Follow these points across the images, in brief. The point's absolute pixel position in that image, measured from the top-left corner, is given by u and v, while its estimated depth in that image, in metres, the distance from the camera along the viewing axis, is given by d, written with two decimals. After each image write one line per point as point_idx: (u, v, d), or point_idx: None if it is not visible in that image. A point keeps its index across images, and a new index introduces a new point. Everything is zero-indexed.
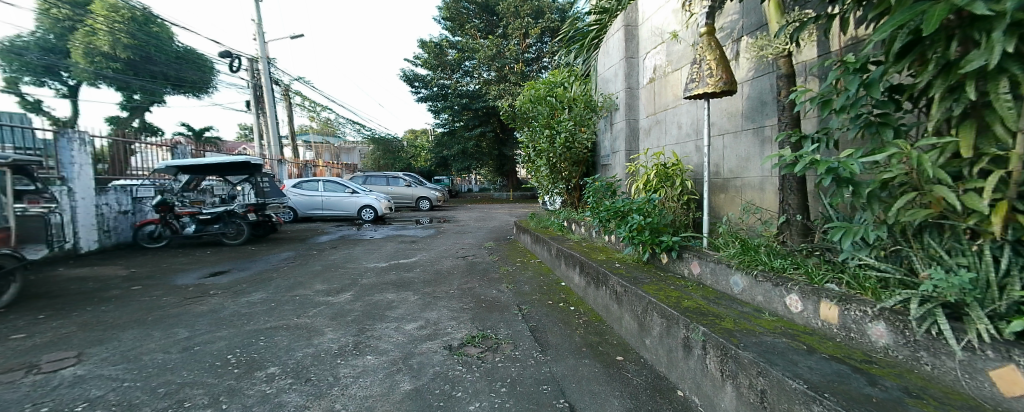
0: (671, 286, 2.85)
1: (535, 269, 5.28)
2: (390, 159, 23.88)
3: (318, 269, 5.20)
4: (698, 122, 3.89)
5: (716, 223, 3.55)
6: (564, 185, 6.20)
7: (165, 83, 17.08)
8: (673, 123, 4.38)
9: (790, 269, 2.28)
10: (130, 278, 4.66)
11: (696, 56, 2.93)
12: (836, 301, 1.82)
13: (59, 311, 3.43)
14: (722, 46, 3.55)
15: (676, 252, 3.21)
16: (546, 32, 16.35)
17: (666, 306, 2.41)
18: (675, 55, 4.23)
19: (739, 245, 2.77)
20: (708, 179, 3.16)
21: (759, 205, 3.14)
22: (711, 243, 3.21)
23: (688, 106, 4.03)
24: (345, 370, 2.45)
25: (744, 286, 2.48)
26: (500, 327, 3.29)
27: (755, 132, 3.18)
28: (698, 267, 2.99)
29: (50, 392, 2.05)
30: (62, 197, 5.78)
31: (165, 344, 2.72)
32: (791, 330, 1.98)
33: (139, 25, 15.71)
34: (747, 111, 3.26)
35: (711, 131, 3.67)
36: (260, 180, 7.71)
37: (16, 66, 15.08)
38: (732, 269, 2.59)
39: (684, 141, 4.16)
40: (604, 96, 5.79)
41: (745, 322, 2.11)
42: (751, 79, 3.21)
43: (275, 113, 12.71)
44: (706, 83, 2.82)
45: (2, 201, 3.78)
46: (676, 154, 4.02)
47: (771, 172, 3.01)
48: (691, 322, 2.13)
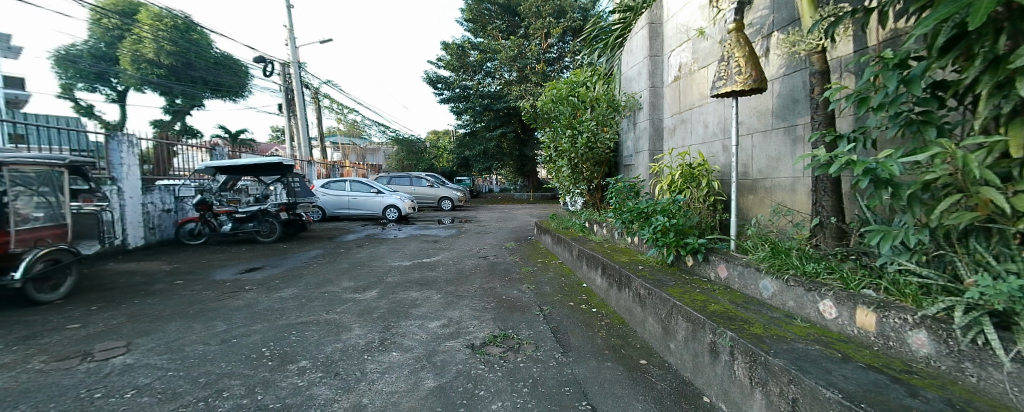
0: (697, 290, 2.78)
1: (556, 269, 5.25)
2: (413, 160, 24.32)
3: (345, 266, 5.35)
4: (725, 121, 3.77)
5: (744, 225, 3.44)
6: (586, 186, 6.15)
7: (203, 87, 17.99)
8: (698, 122, 4.27)
9: (823, 273, 2.17)
10: (172, 273, 4.93)
11: (724, 53, 2.84)
12: (873, 308, 1.73)
13: (110, 302, 3.66)
14: (751, 42, 3.44)
15: (702, 255, 3.13)
16: (568, 32, 16.26)
17: (691, 309, 2.35)
18: (701, 53, 4.12)
19: (768, 248, 2.67)
20: (736, 180, 3.06)
21: (790, 207, 3.03)
22: (738, 246, 3.10)
23: (715, 104, 3.92)
24: (372, 365, 2.50)
25: (774, 291, 2.39)
26: (522, 327, 3.30)
27: (786, 131, 3.06)
28: (725, 270, 2.90)
29: (102, 379, 2.18)
30: (112, 196, 6.15)
31: (205, 336, 2.85)
32: (825, 337, 1.89)
33: (181, 34, 16.59)
34: (778, 109, 3.14)
35: (739, 131, 3.56)
36: (291, 181, 7.99)
37: (71, 74, 16.24)
38: (761, 273, 2.50)
39: (710, 140, 4.06)
40: (627, 95, 5.70)
41: (776, 328, 2.03)
42: (782, 76, 3.09)
43: (304, 116, 13.16)
44: (734, 81, 2.73)
45: (59, 199, 4.06)
46: (702, 154, 3.92)
47: (803, 173, 2.89)
48: (718, 326, 2.07)
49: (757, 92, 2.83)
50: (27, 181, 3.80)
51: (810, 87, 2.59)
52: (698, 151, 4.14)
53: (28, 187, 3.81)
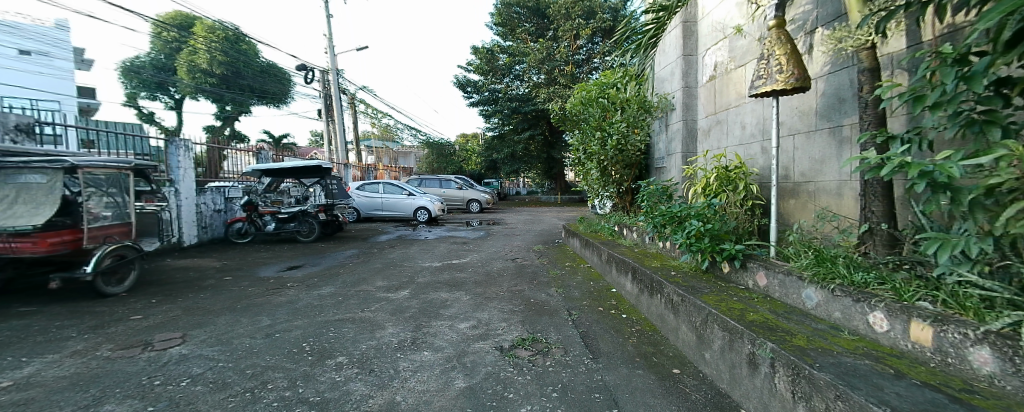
0: (734, 298, 2.66)
1: (584, 273, 5.19)
2: (443, 163, 24.80)
3: (378, 266, 5.51)
4: (765, 122, 3.61)
5: (786, 231, 3.27)
6: (616, 189, 6.05)
7: (250, 94, 19.11)
8: (735, 123, 4.11)
9: (874, 283, 2.04)
10: (222, 270, 5.25)
11: (763, 51, 2.71)
12: (929, 321, 1.60)
13: (167, 296, 3.94)
14: (793, 39, 3.27)
15: (740, 261, 3.00)
16: (598, 33, 16.10)
17: (728, 318, 2.25)
18: (738, 52, 3.96)
19: (812, 255, 2.53)
20: (777, 184, 2.91)
21: (836, 212, 2.85)
22: (778, 252, 2.95)
23: (753, 104, 3.76)
24: (404, 364, 2.56)
25: (819, 300, 2.25)
26: (550, 331, 3.27)
27: (831, 132, 2.89)
28: (765, 278, 2.76)
29: (161, 367, 2.35)
30: (171, 197, 6.63)
31: (250, 330, 3.01)
32: (875, 352, 1.77)
33: (231, 44, 17.71)
34: (822, 109, 2.97)
35: (780, 132, 3.39)
36: (329, 183, 8.34)
37: (135, 84, 17.71)
38: (805, 282, 2.37)
39: (748, 142, 3.89)
40: (659, 96, 5.58)
41: (821, 340, 1.91)
42: (827, 74, 2.92)
43: (341, 120, 13.70)
44: (774, 80, 2.59)
45: (123, 200, 4.44)
46: (739, 156, 3.77)
47: (851, 176, 2.72)
48: (757, 337, 1.97)
49: (801, 92, 2.68)
50: (98, 182, 4.15)
51: (858, 86, 2.43)
52: (734, 153, 3.98)
53: (99, 188, 4.16)
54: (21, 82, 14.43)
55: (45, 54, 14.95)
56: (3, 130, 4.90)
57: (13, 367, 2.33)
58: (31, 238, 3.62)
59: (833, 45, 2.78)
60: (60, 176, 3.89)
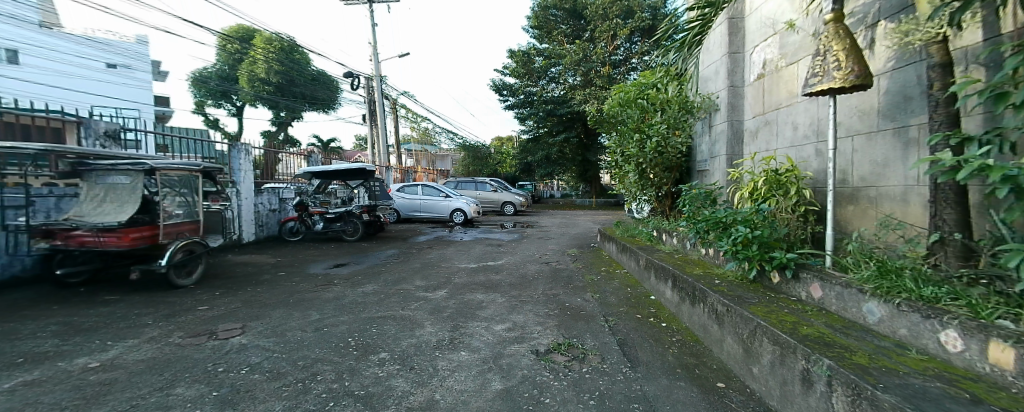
0: (785, 310, 2.50)
1: (621, 279, 5.06)
2: (478, 165, 25.22)
3: (417, 266, 5.66)
4: (819, 122, 3.37)
5: (844, 240, 3.02)
6: (654, 193, 5.87)
7: (303, 101, 20.26)
8: (786, 124, 3.87)
9: (946, 299, 1.85)
10: (276, 265, 5.61)
11: (819, 47, 2.53)
12: (1010, 342, 1.42)
13: (228, 289, 4.26)
14: (852, 34, 3.02)
15: (792, 271, 2.80)
16: (636, 32, 15.72)
17: (779, 331, 2.12)
18: (790, 48, 3.73)
19: (874, 265, 2.32)
20: (833, 188, 2.71)
21: (901, 220, 2.61)
22: (836, 262, 2.74)
23: (807, 103, 3.52)
24: (442, 363, 2.61)
25: (882, 316, 2.06)
26: (586, 337, 3.22)
27: (895, 132, 2.65)
28: (820, 290, 2.57)
29: (223, 355, 2.53)
30: (233, 197, 7.18)
31: (301, 323, 3.19)
32: (948, 374, 1.59)
33: (286, 54, 18.96)
34: (885, 108, 2.73)
35: (837, 132, 3.15)
36: (372, 184, 8.70)
37: (204, 92, 19.41)
38: (865, 295, 2.18)
39: (801, 144, 3.65)
40: (702, 96, 5.36)
41: (886, 359, 1.75)
42: (891, 70, 2.67)
43: (384, 124, 14.26)
44: (831, 77, 2.41)
45: (194, 199, 4.82)
46: (791, 159, 3.54)
47: (918, 180, 2.48)
48: (812, 353, 1.84)
49: (862, 90, 2.47)
50: (172, 183, 4.53)
51: (928, 82, 2.21)
52: (785, 155, 3.75)
53: (172, 189, 4.55)
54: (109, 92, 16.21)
55: (128, 66, 16.72)
56: (95, 136, 5.45)
57: (100, 349, 2.60)
58: (115, 233, 3.98)
59: (900, 39, 2.54)
60: (141, 178, 4.30)
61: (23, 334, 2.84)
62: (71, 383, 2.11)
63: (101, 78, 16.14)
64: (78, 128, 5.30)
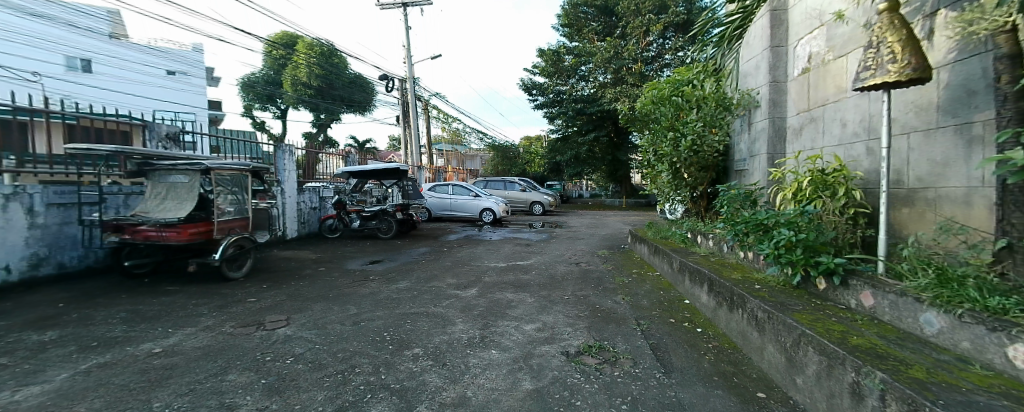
0: (832, 318, 2.35)
1: (653, 282, 4.94)
2: (507, 165, 25.35)
3: (448, 264, 5.75)
4: (871, 119, 3.15)
5: (897, 245, 2.81)
6: (689, 193, 5.70)
7: (341, 104, 21.10)
8: (833, 121, 3.64)
9: (1016, 311, 1.68)
10: (317, 261, 5.87)
11: (871, 39, 2.35)
12: None
13: (274, 282, 4.50)
14: (908, 24, 2.79)
15: (839, 278, 2.63)
16: (670, 27, 15.25)
17: (825, 340, 2.00)
18: (839, 40, 3.50)
19: (932, 272, 2.14)
20: (885, 189, 2.52)
21: (964, 224, 2.39)
22: (889, 268, 2.55)
23: (857, 99, 3.29)
24: (474, 360, 2.64)
25: (942, 327, 1.90)
26: (618, 340, 3.16)
27: (957, 129, 2.43)
28: (872, 298, 2.39)
29: (271, 345, 2.67)
30: (279, 195, 7.58)
31: (341, 317, 3.32)
32: (1018, 392, 1.44)
33: (325, 59, 19.77)
34: (945, 103, 2.50)
35: (891, 130, 2.93)
36: (405, 183, 8.94)
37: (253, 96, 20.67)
38: (922, 304, 2.02)
39: (850, 142, 3.42)
40: (741, 92, 5.12)
41: (946, 374, 1.61)
42: (952, 62, 2.44)
43: (417, 125, 14.61)
44: (885, 71, 2.21)
45: (243, 197, 5.10)
46: (838, 157, 3.32)
47: (983, 180, 2.27)
48: (863, 365, 1.72)
49: (920, 84, 2.26)
50: (224, 182, 4.82)
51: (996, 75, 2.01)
52: (832, 154, 3.52)
53: (225, 187, 4.84)
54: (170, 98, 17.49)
55: (186, 74, 18.09)
56: (158, 139, 5.96)
57: (163, 336, 2.81)
58: (175, 228, 4.29)
59: (963, 29, 2.32)
60: (198, 177, 4.61)
61: (97, 320, 3.11)
62: (138, 366, 2.29)
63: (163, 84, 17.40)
64: (144, 130, 5.75)
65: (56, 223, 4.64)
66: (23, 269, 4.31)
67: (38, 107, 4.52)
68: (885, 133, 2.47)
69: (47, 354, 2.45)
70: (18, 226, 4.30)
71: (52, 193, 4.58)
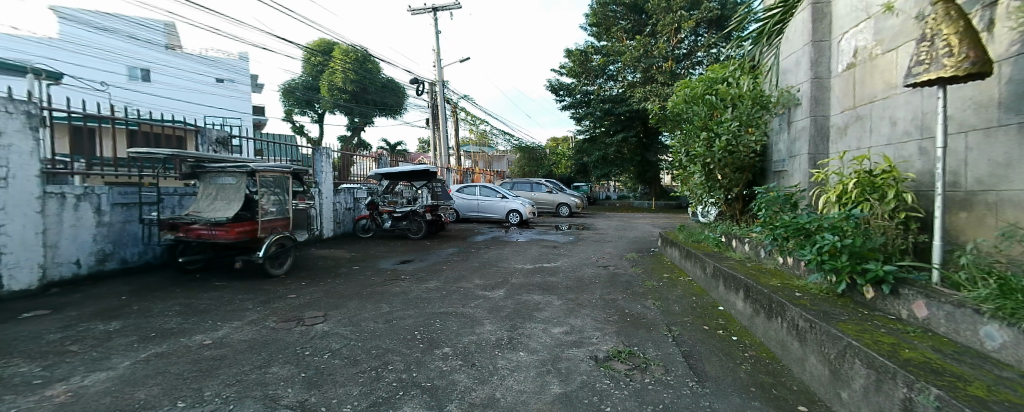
0: (881, 330, 2.20)
1: (685, 287, 4.79)
2: (533, 167, 25.35)
3: (476, 265, 5.81)
4: (924, 117, 2.92)
5: (952, 251, 2.60)
6: (724, 195, 5.51)
7: (373, 107, 21.79)
8: (881, 119, 3.40)
9: None
10: (350, 260, 6.07)
11: (924, 31, 2.17)
12: None
13: (312, 280, 4.68)
14: (965, 15, 2.57)
15: (889, 286, 2.46)
16: (703, 23, 14.78)
17: (873, 353, 1.87)
18: (887, 34, 3.28)
19: (994, 282, 1.95)
20: (941, 192, 2.32)
21: None
22: (945, 277, 2.36)
23: (908, 95, 3.06)
24: (502, 361, 2.65)
25: (1006, 342, 1.73)
26: (648, 346, 3.09)
27: (1022, 127, 2.21)
28: (926, 309, 2.22)
29: (310, 340, 2.79)
30: (316, 196, 7.89)
31: (373, 315, 3.42)
32: None
33: (360, 65, 20.33)
34: (1008, 99, 2.28)
35: (945, 129, 2.70)
36: (434, 185, 9.16)
37: (292, 101, 21.69)
38: (983, 317, 1.85)
39: (900, 141, 3.19)
40: (780, 90, 4.86)
41: (1010, 392, 1.46)
42: (1015, 55, 2.23)
43: (446, 127, 14.86)
44: (941, 66, 2.04)
45: (285, 198, 5.34)
46: (887, 158, 3.10)
47: None
48: (916, 380, 1.59)
49: (981, 78, 2.07)
50: (268, 184, 5.09)
51: None
52: (880, 154, 3.30)
53: (269, 189, 5.10)
54: (219, 103, 18.53)
55: (233, 81, 18.90)
56: (209, 143, 6.35)
57: (211, 328, 2.98)
58: (224, 227, 4.56)
59: None
60: (245, 179, 4.87)
61: (154, 312, 3.35)
62: (191, 357, 2.45)
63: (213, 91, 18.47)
64: (196, 135, 6.16)
65: (120, 222, 5.02)
66: (91, 263, 4.70)
67: (106, 115, 4.88)
68: (941, 131, 2.28)
69: (111, 343, 2.65)
70: (88, 223, 4.68)
71: (117, 193, 4.96)
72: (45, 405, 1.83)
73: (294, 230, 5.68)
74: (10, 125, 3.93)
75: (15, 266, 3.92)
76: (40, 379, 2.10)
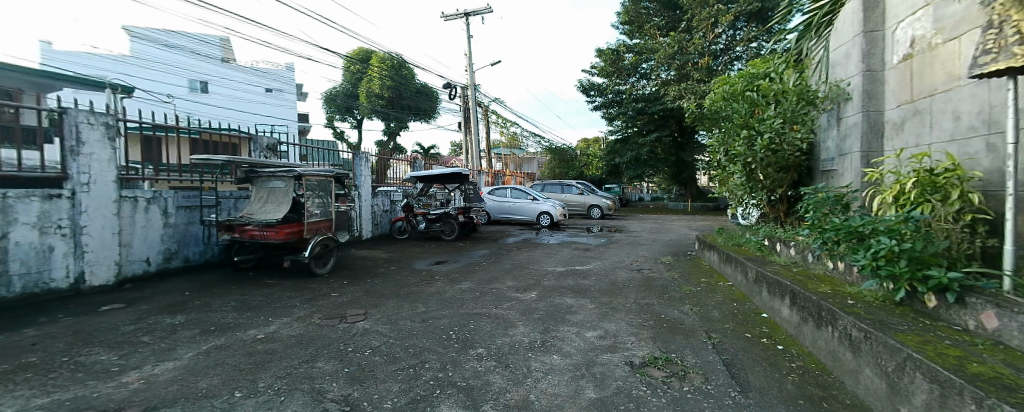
0: (946, 341, 2.01)
1: (724, 293, 4.59)
2: (564, 168, 25.18)
3: (508, 267, 5.84)
4: (993, 110, 2.66)
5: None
6: (766, 196, 5.24)
7: (408, 112, 22.44)
8: (942, 113, 3.12)
9: None
10: (387, 260, 6.26)
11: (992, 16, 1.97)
12: None
13: (352, 279, 4.88)
14: None
15: (954, 294, 2.24)
16: (742, 16, 14.16)
17: (935, 366, 1.72)
18: (950, 20, 3.00)
19: None
20: (1014, 193, 2.09)
21: None
22: (1021, 285, 2.13)
23: (975, 87, 2.79)
24: (536, 364, 2.64)
25: None
26: (686, 353, 2.98)
27: None
28: (997, 319, 2.02)
29: (351, 337, 2.91)
30: (356, 198, 8.22)
31: (410, 314, 3.51)
32: None
33: (396, 71, 21.11)
34: None
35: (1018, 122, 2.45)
36: (466, 187, 9.35)
37: (333, 108, 22.74)
38: None
39: (965, 137, 2.91)
40: (829, 84, 4.56)
41: None
42: None
43: (477, 130, 15.03)
44: (1010, 54, 1.82)
45: (328, 201, 5.59)
46: (950, 155, 2.84)
47: None
48: (985, 396, 1.44)
49: None
50: (313, 187, 5.35)
51: None
52: (942, 151, 3.03)
53: (314, 192, 5.36)
54: (268, 111, 19.68)
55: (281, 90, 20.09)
56: (260, 149, 6.76)
57: (264, 323, 3.18)
58: (274, 229, 4.84)
59: None
60: (292, 183, 5.15)
61: (213, 307, 3.60)
62: (246, 349, 2.62)
63: (262, 100, 19.68)
64: (250, 143, 6.59)
65: (184, 223, 5.44)
66: (159, 260, 5.12)
67: (171, 125, 5.30)
68: (1012, 125, 2.05)
69: (177, 335, 2.88)
70: (157, 224, 5.10)
71: (181, 197, 5.39)
72: (122, 390, 2.02)
73: (337, 231, 5.93)
74: (92, 136, 4.37)
75: (96, 263, 4.36)
76: (117, 367, 2.31)
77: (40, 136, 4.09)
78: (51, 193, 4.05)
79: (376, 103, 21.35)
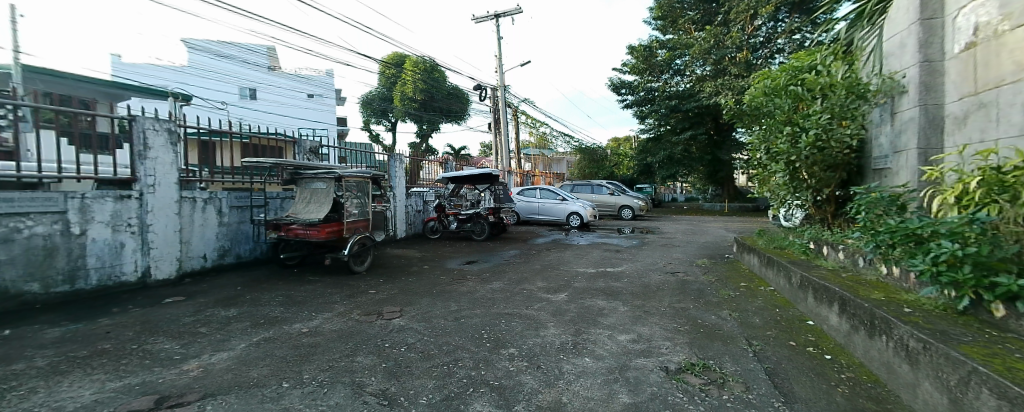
0: (1019, 355, 1.82)
1: (766, 298, 4.37)
2: (594, 168, 24.85)
3: (538, 267, 5.82)
4: None
5: None
6: (812, 196, 4.95)
7: (439, 114, 22.87)
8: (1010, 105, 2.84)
9: None
10: (419, 259, 6.41)
11: None
12: None
13: (387, 277, 5.03)
14: None
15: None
16: (784, 7, 13.46)
17: (1002, 380, 1.56)
18: (1018, 4, 2.73)
19: None
20: None
21: None
22: None
23: None
24: (568, 366, 2.62)
25: None
26: (725, 360, 2.87)
27: None
28: None
29: (388, 333, 3.00)
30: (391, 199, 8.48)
31: (443, 312, 3.58)
32: None
33: (429, 73, 21.59)
34: None
35: None
36: (496, 188, 9.43)
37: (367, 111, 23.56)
38: None
39: None
40: (882, 77, 4.23)
41: None
42: None
43: (507, 131, 15.10)
44: None
45: (365, 201, 5.79)
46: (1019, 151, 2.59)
47: None
48: None
49: None
50: (351, 188, 5.56)
51: None
52: (1011, 148, 2.75)
53: (352, 192, 5.57)
54: (308, 116, 20.40)
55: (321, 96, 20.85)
56: (303, 152, 7.09)
57: (307, 318, 3.33)
58: (315, 227, 5.04)
59: None
60: (333, 184, 5.38)
61: (262, 301, 3.83)
62: (292, 342, 2.76)
63: (303, 105, 20.50)
64: (294, 146, 6.93)
65: (236, 222, 5.79)
66: (215, 257, 5.49)
67: (224, 130, 5.64)
68: None
69: (230, 327, 3.07)
70: (213, 223, 5.46)
71: (234, 197, 5.74)
72: (184, 377, 2.18)
73: (374, 230, 6.14)
74: (156, 141, 4.73)
75: (159, 258, 4.73)
76: (179, 356, 2.50)
77: (112, 143, 4.50)
78: (123, 194, 4.44)
79: (408, 106, 21.88)
